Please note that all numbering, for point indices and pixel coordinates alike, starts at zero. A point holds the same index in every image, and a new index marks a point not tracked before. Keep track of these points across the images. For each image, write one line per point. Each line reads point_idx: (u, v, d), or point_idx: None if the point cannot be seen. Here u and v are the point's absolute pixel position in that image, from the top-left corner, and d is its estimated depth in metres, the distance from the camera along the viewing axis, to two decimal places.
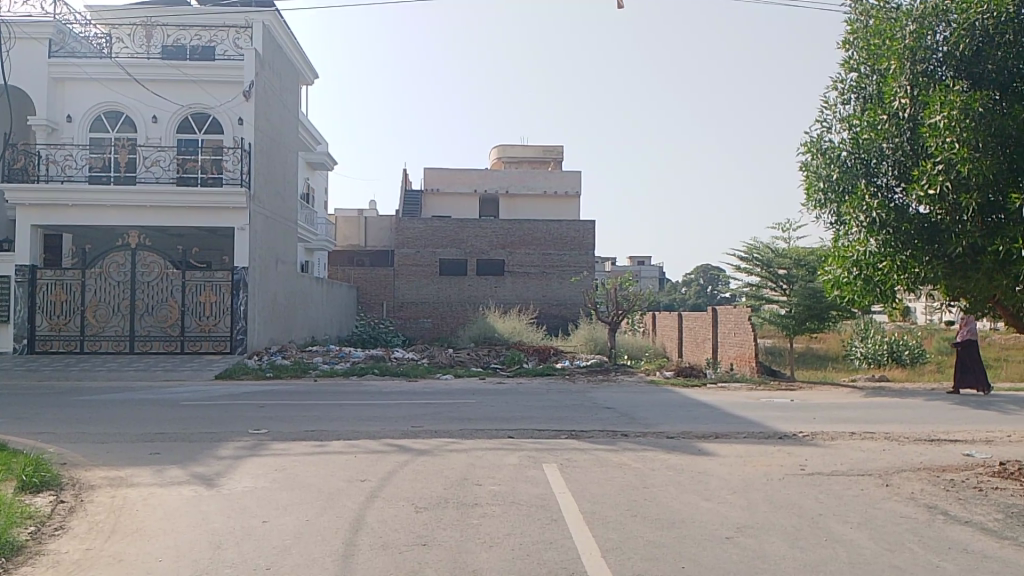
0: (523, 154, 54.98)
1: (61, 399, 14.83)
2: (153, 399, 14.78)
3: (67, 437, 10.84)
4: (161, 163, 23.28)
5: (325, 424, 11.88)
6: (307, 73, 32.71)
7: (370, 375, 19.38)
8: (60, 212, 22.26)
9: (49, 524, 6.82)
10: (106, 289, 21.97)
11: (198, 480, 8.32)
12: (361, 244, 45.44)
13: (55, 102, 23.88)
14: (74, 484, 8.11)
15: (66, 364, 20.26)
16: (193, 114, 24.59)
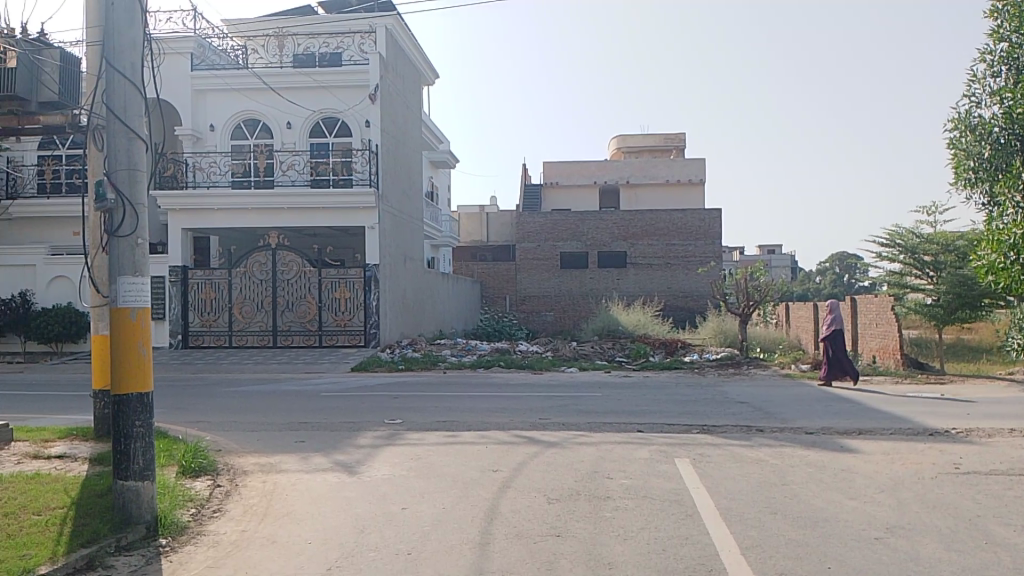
0: (643, 144, 54.38)
1: (213, 390, 15.92)
2: (295, 391, 15.61)
3: (219, 425, 11.63)
4: (296, 167, 24.40)
5: (456, 415, 12.16)
6: (427, 74, 33.34)
7: (496, 367, 19.69)
8: (207, 216, 23.77)
9: (208, 506, 7.34)
10: (250, 287, 23.38)
11: (340, 467, 8.71)
12: (483, 239, 46.27)
13: (200, 113, 25.59)
14: (229, 470, 8.68)
15: (216, 358, 21.68)
16: (325, 118, 25.78)
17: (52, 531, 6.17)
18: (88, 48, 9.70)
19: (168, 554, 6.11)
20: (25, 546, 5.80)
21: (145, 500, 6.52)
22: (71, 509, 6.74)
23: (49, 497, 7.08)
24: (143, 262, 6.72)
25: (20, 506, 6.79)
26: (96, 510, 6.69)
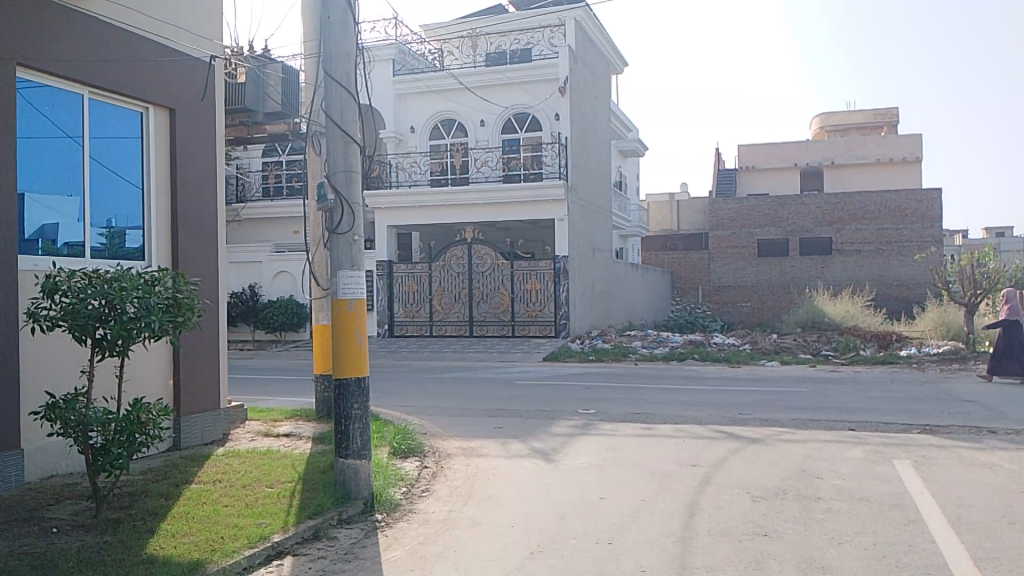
0: (850, 121, 50.78)
1: (418, 377, 16.84)
2: (492, 378, 16.15)
3: (424, 410, 12.30)
4: (490, 162, 25.36)
5: (651, 407, 12.01)
6: (617, 62, 33.21)
7: (691, 360, 19.23)
8: (410, 213, 25.17)
9: (417, 486, 7.79)
10: (448, 279, 24.52)
11: (538, 454, 8.90)
12: (675, 228, 45.32)
13: (401, 116, 27.15)
14: (434, 452, 9.15)
15: (419, 347, 22.93)
16: (516, 114, 26.32)
17: (284, 503, 6.81)
18: (307, 60, 10.57)
19: (383, 529, 6.54)
20: (262, 514, 6.45)
21: (362, 478, 7.02)
22: (298, 483, 7.41)
23: (279, 472, 7.82)
24: (359, 256, 7.27)
25: (256, 478, 7.56)
26: (319, 485, 7.30)
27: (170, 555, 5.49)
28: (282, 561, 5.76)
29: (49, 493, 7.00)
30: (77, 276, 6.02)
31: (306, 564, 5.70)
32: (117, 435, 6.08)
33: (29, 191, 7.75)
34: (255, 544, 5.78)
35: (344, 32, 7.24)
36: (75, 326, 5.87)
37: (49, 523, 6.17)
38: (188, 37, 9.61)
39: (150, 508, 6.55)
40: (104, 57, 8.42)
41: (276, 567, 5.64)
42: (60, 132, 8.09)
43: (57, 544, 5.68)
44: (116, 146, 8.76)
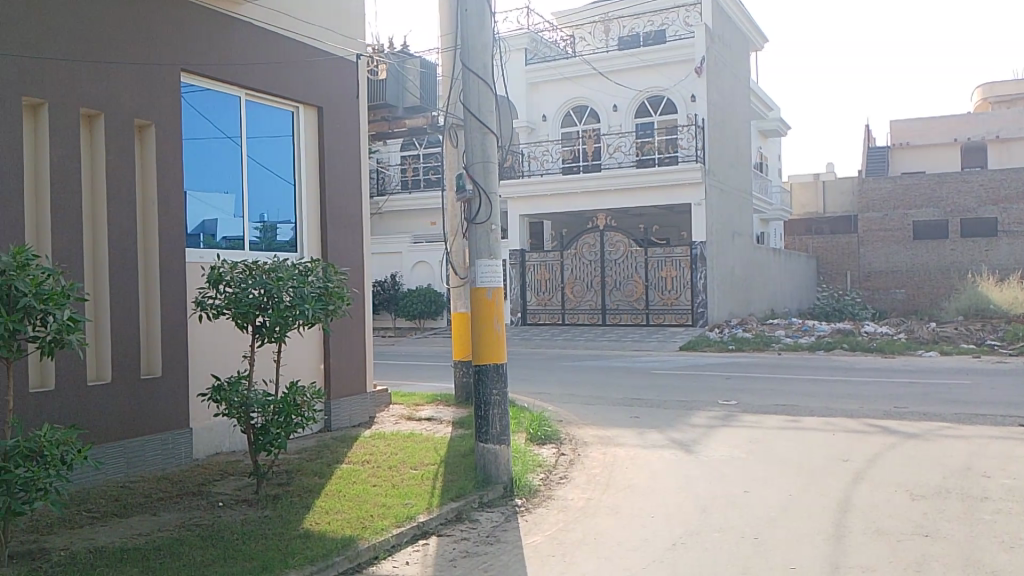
0: (1019, 91, 46.50)
1: (553, 365, 16.93)
2: (628, 367, 15.99)
3: (559, 397, 12.35)
4: (623, 148, 24.97)
5: (795, 399, 11.50)
6: (757, 40, 32.00)
7: (838, 350, 18.25)
8: (543, 201, 25.29)
9: (555, 472, 7.84)
10: (581, 267, 24.47)
11: (677, 445, 8.74)
12: (820, 211, 43.12)
13: (534, 104, 27.31)
14: (570, 440, 9.18)
15: (553, 335, 23.04)
16: (650, 97, 25.80)
17: (428, 484, 7.04)
18: (445, 53, 10.76)
19: (523, 513, 6.62)
20: (407, 495, 6.68)
21: (502, 462, 7.14)
22: (440, 466, 7.63)
23: (422, 454, 8.09)
24: (496, 245, 7.33)
25: (401, 460, 7.85)
26: (461, 468, 7.49)
27: (325, 530, 5.81)
28: (428, 541, 5.95)
29: (215, 469, 7.56)
30: (239, 267, 6.45)
31: (450, 545, 5.86)
32: (275, 416, 6.48)
33: (193, 189, 8.35)
34: (402, 523, 6.00)
35: (482, 22, 7.29)
36: (237, 313, 6.29)
37: (215, 497, 6.67)
38: (333, 36, 10.04)
39: (305, 485, 6.94)
40: (259, 61, 8.93)
41: (422, 546, 5.84)
42: (220, 134, 8.68)
43: (223, 517, 6.12)
44: (270, 145, 9.30)
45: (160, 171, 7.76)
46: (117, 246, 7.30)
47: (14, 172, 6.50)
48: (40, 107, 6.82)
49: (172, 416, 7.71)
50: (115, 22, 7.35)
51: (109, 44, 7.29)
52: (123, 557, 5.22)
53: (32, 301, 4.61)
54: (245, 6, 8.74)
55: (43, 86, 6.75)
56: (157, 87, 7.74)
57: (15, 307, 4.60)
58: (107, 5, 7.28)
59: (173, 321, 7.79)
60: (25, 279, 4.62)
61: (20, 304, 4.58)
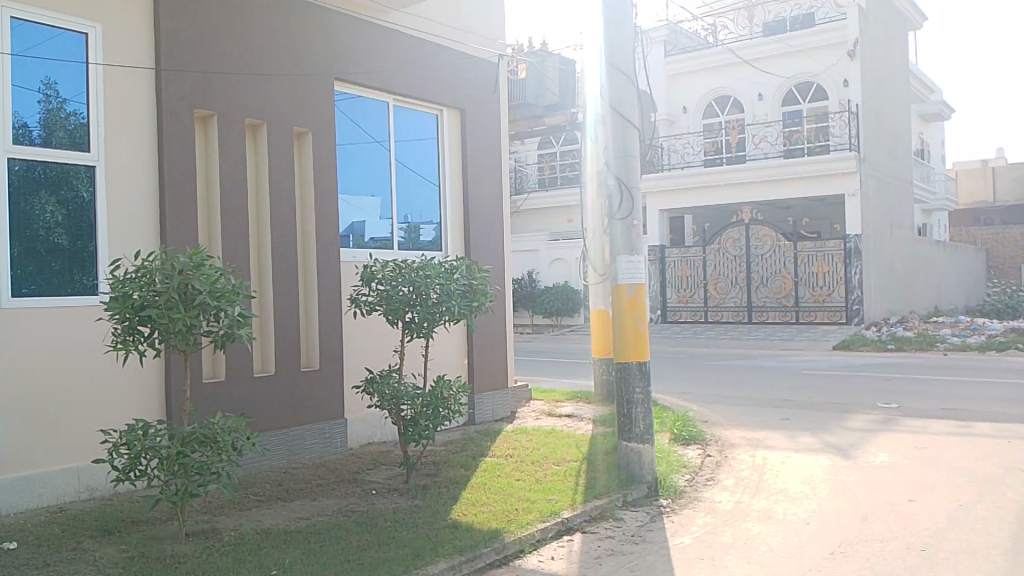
0: None
1: (696, 363, 16.51)
2: (776, 367, 15.34)
3: (703, 397, 12.02)
4: (769, 138, 24.21)
5: (966, 402, 10.62)
6: (917, 18, 29.95)
7: (1014, 350, 16.72)
8: (683, 196, 24.71)
9: (701, 474, 7.64)
10: (725, 263, 23.72)
11: (832, 449, 8.29)
12: (990, 199, 39.68)
13: (674, 97, 26.75)
14: (716, 441, 8.92)
15: (695, 333, 22.49)
16: (798, 85, 24.71)
17: (571, 481, 7.04)
18: (584, 49, 10.71)
19: (669, 515, 6.48)
20: (551, 491, 6.72)
21: (645, 462, 7.03)
22: (583, 462, 7.62)
23: (565, 450, 8.11)
24: (639, 241, 7.22)
25: (544, 455, 7.91)
26: (604, 466, 7.44)
27: (472, 522, 5.93)
28: (573, 537, 5.96)
29: (368, 458, 7.90)
30: (390, 265, 6.68)
31: (594, 542, 5.84)
32: (424, 408, 6.68)
33: (345, 191, 8.75)
34: (547, 518, 6.04)
35: (622, 15, 7.21)
36: (388, 310, 6.52)
37: (368, 485, 6.96)
38: (475, 38, 10.24)
39: (452, 477, 7.12)
40: (404, 66, 9.24)
41: (566, 542, 5.84)
42: (370, 138, 9.04)
43: (376, 504, 6.39)
44: (416, 147, 9.60)
45: (316, 175, 8.19)
46: (278, 246, 7.78)
47: (190, 180, 7.07)
48: (211, 119, 7.38)
49: (328, 407, 8.13)
50: (277, 37, 7.84)
51: (272, 57, 7.80)
52: (286, 539, 5.55)
53: (207, 298, 4.99)
54: (390, 13, 9.07)
55: (213, 99, 7.29)
56: (312, 95, 8.17)
57: (192, 303, 4.99)
58: (268, 21, 7.78)
59: (328, 317, 8.21)
60: (201, 277, 5.01)
61: (197, 301, 4.97)
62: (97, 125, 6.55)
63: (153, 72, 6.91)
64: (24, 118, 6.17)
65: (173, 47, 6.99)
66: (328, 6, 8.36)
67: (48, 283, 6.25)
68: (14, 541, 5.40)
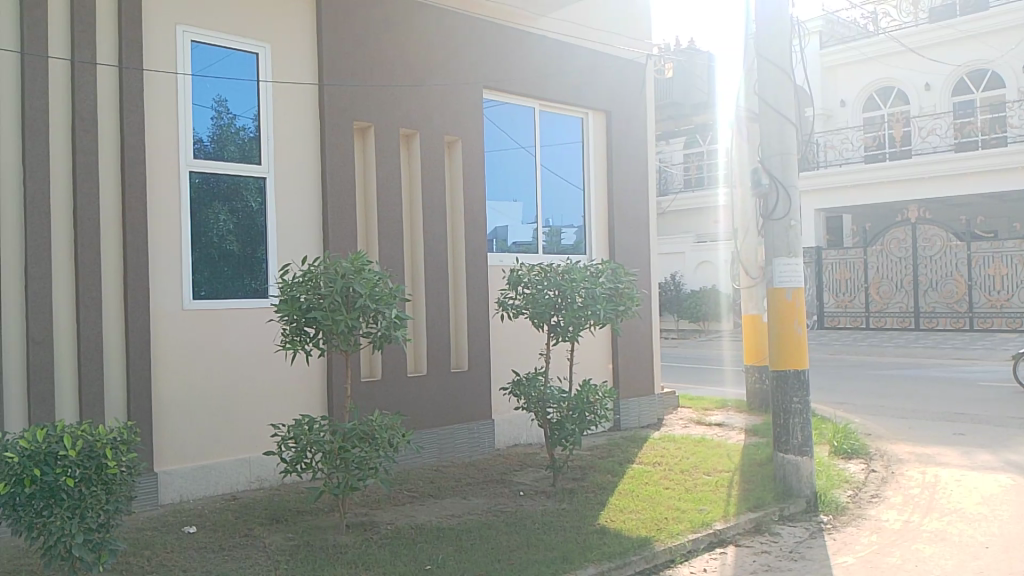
0: None
1: (858, 372, 15.57)
2: (950, 377, 14.20)
3: (867, 408, 11.31)
4: (938, 130, 22.28)
5: None
6: None
7: None
8: (839, 194, 23.42)
9: (865, 490, 7.18)
10: (887, 266, 22.09)
11: (1016, 468, 7.56)
12: None
13: (830, 90, 25.43)
14: (881, 456, 8.35)
15: (854, 340, 21.26)
16: (972, 72, 22.86)
17: (723, 492, 6.81)
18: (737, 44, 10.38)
19: (830, 531, 6.13)
20: (703, 501, 6.53)
21: (804, 475, 6.69)
22: (735, 473, 7.37)
23: (715, 460, 7.86)
24: (797, 242, 6.90)
25: (694, 464, 7.71)
26: (757, 478, 7.15)
27: (620, 529, 5.86)
28: (725, 550, 5.76)
29: (515, 460, 8.00)
30: (536, 269, 6.73)
31: (749, 556, 5.62)
32: (571, 412, 6.68)
33: (492, 196, 8.91)
34: (698, 529, 5.88)
35: (779, 8, 6.91)
36: (535, 313, 6.58)
37: (516, 487, 7.04)
38: (621, 40, 10.17)
39: (600, 483, 7.07)
40: (551, 71, 9.30)
41: (719, 555, 5.65)
42: (517, 144, 9.17)
43: (524, 506, 6.45)
44: (562, 151, 9.64)
45: (465, 181, 8.40)
46: (430, 251, 8.04)
47: (349, 188, 7.44)
48: (368, 130, 7.74)
49: (477, 408, 8.30)
50: (428, 48, 8.10)
51: (424, 68, 8.06)
52: (439, 535, 5.71)
53: (367, 302, 5.23)
54: (537, 19, 9.16)
55: (370, 112, 7.63)
56: (462, 103, 8.39)
57: (353, 306, 5.24)
58: (420, 34, 8.04)
59: (477, 320, 8.37)
60: (361, 281, 5.25)
61: (358, 304, 5.21)
62: (266, 139, 7.01)
63: (316, 88, 7.32)
64: (203, 135, 6.70)
65: (333, 62, 7.38)
66: (477, 15, 8.55)
67: (224, 286, 6.74)
68: (195, 525, 5.86)
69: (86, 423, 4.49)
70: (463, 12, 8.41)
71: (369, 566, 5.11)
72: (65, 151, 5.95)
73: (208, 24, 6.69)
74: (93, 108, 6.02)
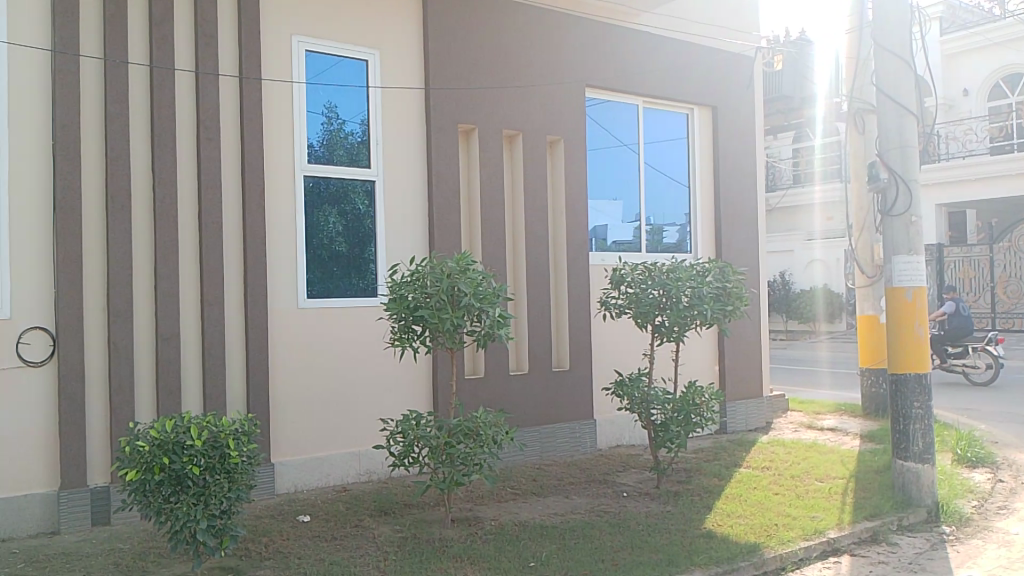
0: None
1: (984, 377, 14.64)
2: None
3: (995, 415, 10.61)
4: None
5: None
6: None
7: None
8: (962, 188, 22.07)
9: (992, 501, 6.74)
10: (1016, 263, 20.87)
11: None
12: None
13: (952, 79, 24.06)
14: (1011, 465, 7.82)
15: None
16: None
17: (837, 499, 6.54)
18: (851, 32, 9.97)
19: (954, 544, 5.79)
20: (815, 508, 6.30)
21: (926, 483, 6.35)
22: (850, 480, 7.06)
23: (828, 466, 7.56)
24: (919, 238, 6.54)
25: (804, 470, 7.44)
26: (873, 486, 6.83)
27: (728, 533, 5.72)
28: (839, 559, 5.53)
29: (618, 461, 7.94)
30: (639, 268, 6.66)
31: (865, 566, 5.37)
32: (676, 413, 6.56)
33: (595, 195, 8.87)
34: (810, 537, 5.67)
35: None
36: (638, 313, 6.52)
37: (620, 487, 6.99)
38: (728, 33, 9.91)
39: (705, 486, 6.92)
40: (655, 67, 9.17)
41: (833, 564, 5.44)
42: (619, 142, 9.09)
43: (628, 507, 6.39)
44: (666, 148, 9.50)
45: (567, 180, 8.40)
46: (533, 250, 8.08)
47: (454, 189, 7.57)
48: (472, 132, 7.85)
49: (579, 407, 8.29)
50: (530, 48, 8.13)
51: (527, 68, 8.10)
52: (542, 532, 5.73)
53: (472, 300, 5.31)
54: (641, 15, 9.04)
55: (474, 113, 7.74)
56: (565, 103, 8.39)
57: (458, 304, 5.33)
58: (523, 34, 8.09)
59: (579, 319, 8.35)
60: (466, 281, 5.34)
61: (463, 302, 5.29)
62: (375, 143, 7.22)
63: (422, 91, 7.49)
64: (317, 141, 6.96)
65: (440, 66, 7.53)
66: (580, 14, 8.53)
67: (335, 285, 6.98)
68: (308, 514, 6.10)
69: (211, 414, 4.74)
70: (566, 12, 8.42)
71: (475, 560, 5.18)
72: (191, 157, 6.31)
73: (321, 33, 6.95)
74: (216, 117, 6.36)
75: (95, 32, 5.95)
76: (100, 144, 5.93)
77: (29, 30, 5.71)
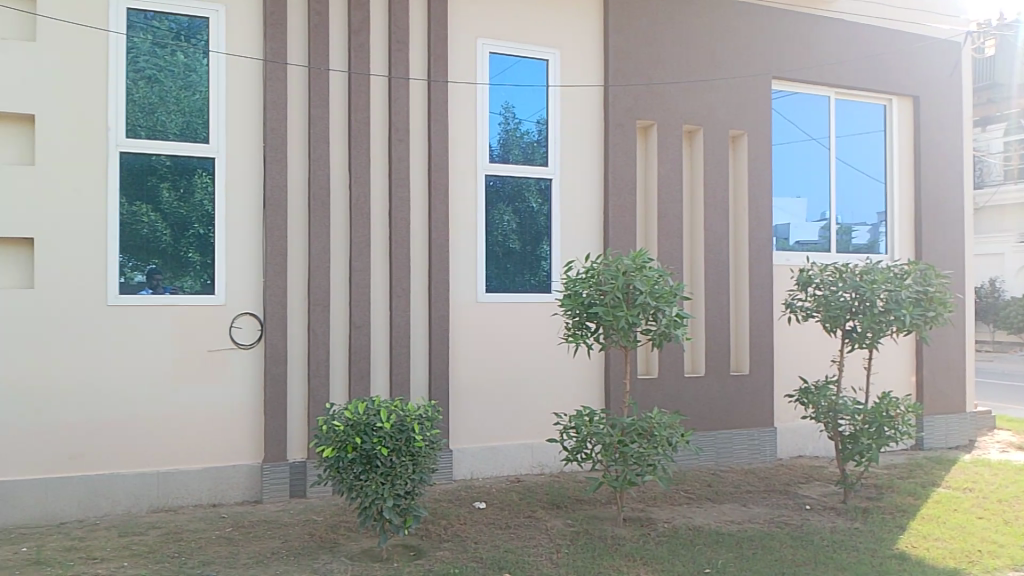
0: None
1: None
2: None
3: None
4: None
5: None
6: None
7: None
8: None
9: None
10: None
11: None
12: None
13: None
14: None
15: None
16: None
17: None
18: None
19: None
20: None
21: None
22: None
23: None
24: None
25: (1015, 495, 6.72)
26: None
27: (924, 556, 5.29)
28: None
29: (800, 472, 7.55)
30: (829, 269, 6.29)
31: None
32: (866, 425, 6.14)
33: (780, 193, 8.48)
34: (1022, 567, 5.12)
35: None
36: (828, 317, 6.17)
37: (802, 500, 6.64)
38: (934, 16, 9.12)
39: (898, 504, 6.43)
40: (850, 56, 8.62)
41: None
42: (808, 136, 8.63)
43: (812, 520, 6.06)
44: (859, 142, 8.93)
45: (750, 177, 8.09)
46: (712, 248, 7.86)
47: (632, 186, 7.52)
48: (652, 128, 7.76)
49: (758, 413, 7.97)
50: (713, 42, 7.90)
51: (709, 62, 7.88)
52: (719, 539, 5.55)
53: (648, 298, 5.24)
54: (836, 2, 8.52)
55: (653, 110, 7.64)
56: (749, 96, 8.08)
57: (634, 302, 5.28)
58: (706, 27, 7.87)
59: (760, 320, 8.02)
60: (642, 279, 5.28)
61: (639, 300, 5.24)
62: (553, 141, 7.31)
63: (601, 89, 7.48)
64: (499, 140, 7.15)
65: (620, 63, 7.49)
66: (768, 4, 8.18)
67: (513, 280, 7.15)
68: (484, 501, 6.28)
69: (398, 399, 4.99)
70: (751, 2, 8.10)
71: (648, 560, 5.12)
72: (383, 157, 6.68)
73: (505, 35, 7.13)
74: (405, 118, 6.69)
75: (301, 42, 6.44)
76: (304, 146, 6.42)
77: (244, 43, 6.28)
